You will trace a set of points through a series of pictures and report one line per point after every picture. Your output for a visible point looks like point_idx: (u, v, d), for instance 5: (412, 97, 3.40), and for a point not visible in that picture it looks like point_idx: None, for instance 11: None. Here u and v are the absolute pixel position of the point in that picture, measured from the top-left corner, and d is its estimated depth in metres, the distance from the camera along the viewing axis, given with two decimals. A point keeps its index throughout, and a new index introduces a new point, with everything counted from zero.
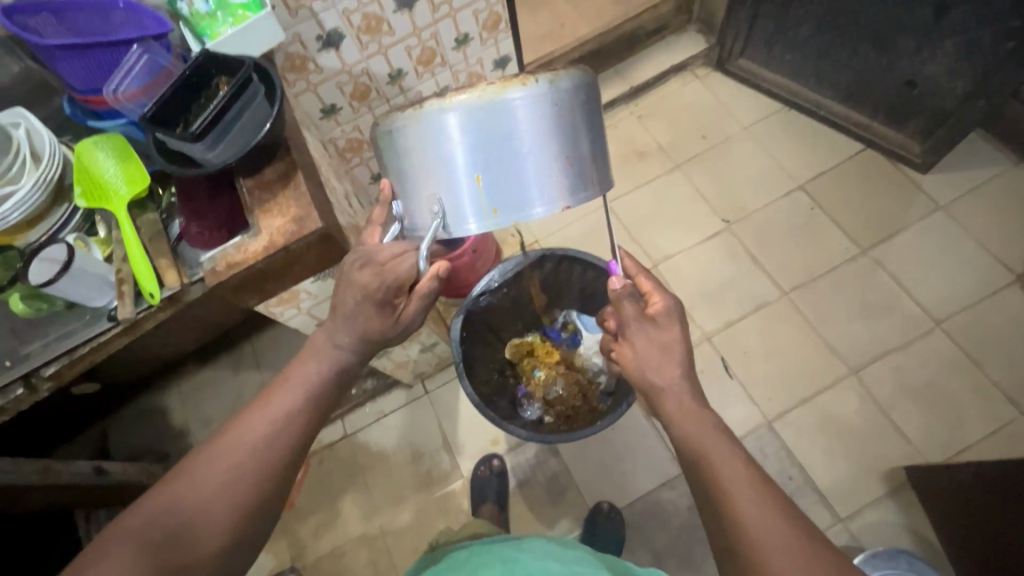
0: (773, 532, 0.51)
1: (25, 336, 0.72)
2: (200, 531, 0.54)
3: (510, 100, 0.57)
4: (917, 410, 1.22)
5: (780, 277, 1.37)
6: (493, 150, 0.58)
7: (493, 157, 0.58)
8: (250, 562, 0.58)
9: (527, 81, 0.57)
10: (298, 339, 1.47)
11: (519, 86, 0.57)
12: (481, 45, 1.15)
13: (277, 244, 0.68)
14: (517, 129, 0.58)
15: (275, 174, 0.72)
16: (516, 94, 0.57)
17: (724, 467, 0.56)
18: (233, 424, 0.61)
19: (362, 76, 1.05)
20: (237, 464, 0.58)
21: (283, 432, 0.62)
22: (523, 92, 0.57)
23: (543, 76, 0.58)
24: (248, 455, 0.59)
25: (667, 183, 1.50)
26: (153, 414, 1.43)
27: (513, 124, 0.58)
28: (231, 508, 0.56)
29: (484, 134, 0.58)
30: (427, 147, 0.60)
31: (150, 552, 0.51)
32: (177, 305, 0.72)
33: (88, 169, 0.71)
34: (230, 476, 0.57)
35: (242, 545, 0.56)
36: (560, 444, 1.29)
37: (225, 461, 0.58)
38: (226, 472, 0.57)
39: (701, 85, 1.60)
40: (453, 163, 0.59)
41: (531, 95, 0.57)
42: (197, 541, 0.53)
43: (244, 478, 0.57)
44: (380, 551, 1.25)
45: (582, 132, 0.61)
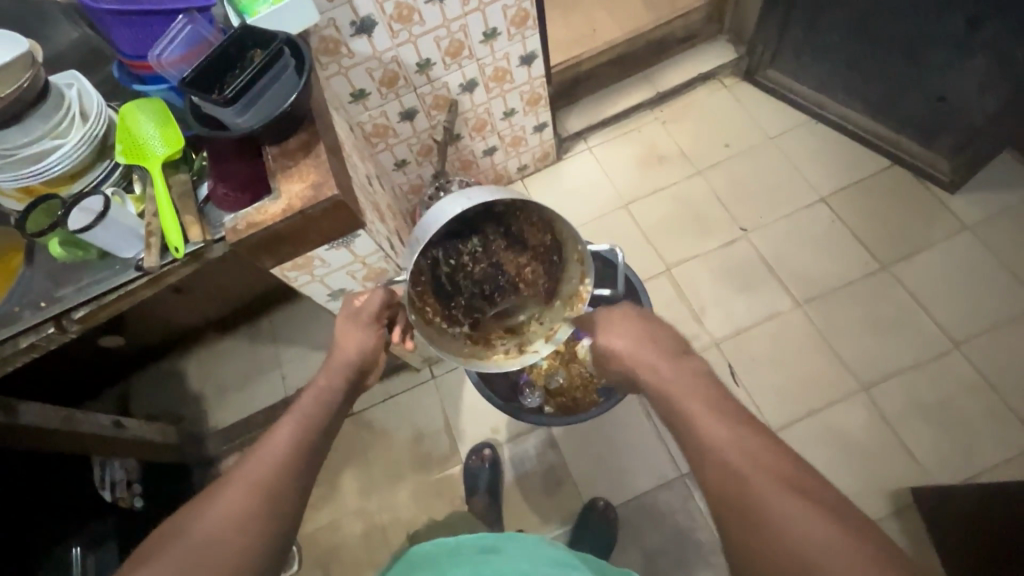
0: (766, 486, 0.54)
1: (57, 280, 0.77)
2: (225, 496, 0.59)
3: (443, 200, 0.80)
4: (929, 431, 1.18)
5: (794, 288, 1.35)
6: (428, 224, 0.79)
7: (427, 226, 0.79)
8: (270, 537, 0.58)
9: (446, 196, 0.80)
10: (315, 316, 1.52)
11: (443, 197, 0.81)
12: (508, 41, 1.18)
13: (295, 208, 0.72)
14: (444, 207, 0.79)
15: (298, 143, 0.76)
16: (443, 199, 0.80)
17: (695, 404, 0.64)
18: (269, 431, 0.68)
19: (391, 64, 1.10)
20: (202, 525, 0.57)
21: (258, 495, 0.60)
22: (449, 197, 0.80)
23: (457, 196, 0.80)
24: (235, 499, 0.59)
25: (686, 188, 1.51)
26: (172, 378, 1.50)
27: (439, 209, 0.79)
28: (248, 491, 0.60)
29: (430, 214, 0.80)
30: (412, 242, 0.81)
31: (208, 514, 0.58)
32: (199, 261, 0.77)
33: (130, 130, 0.76)
34: (194, 556, 0.54)
35: (258, 507, 0.59)
36: (560, 437, 1.30)
37: (225, 500, 0.59)
38: (190, 552, 0.55)
39: (728, 94, 1.61)
40: (415, 238, 0.80)
41: (458, 194, 0.80)
42: (214, 518, 0.57)
43: (208, 559, 0.54)
44: (375, 527, 1.28)
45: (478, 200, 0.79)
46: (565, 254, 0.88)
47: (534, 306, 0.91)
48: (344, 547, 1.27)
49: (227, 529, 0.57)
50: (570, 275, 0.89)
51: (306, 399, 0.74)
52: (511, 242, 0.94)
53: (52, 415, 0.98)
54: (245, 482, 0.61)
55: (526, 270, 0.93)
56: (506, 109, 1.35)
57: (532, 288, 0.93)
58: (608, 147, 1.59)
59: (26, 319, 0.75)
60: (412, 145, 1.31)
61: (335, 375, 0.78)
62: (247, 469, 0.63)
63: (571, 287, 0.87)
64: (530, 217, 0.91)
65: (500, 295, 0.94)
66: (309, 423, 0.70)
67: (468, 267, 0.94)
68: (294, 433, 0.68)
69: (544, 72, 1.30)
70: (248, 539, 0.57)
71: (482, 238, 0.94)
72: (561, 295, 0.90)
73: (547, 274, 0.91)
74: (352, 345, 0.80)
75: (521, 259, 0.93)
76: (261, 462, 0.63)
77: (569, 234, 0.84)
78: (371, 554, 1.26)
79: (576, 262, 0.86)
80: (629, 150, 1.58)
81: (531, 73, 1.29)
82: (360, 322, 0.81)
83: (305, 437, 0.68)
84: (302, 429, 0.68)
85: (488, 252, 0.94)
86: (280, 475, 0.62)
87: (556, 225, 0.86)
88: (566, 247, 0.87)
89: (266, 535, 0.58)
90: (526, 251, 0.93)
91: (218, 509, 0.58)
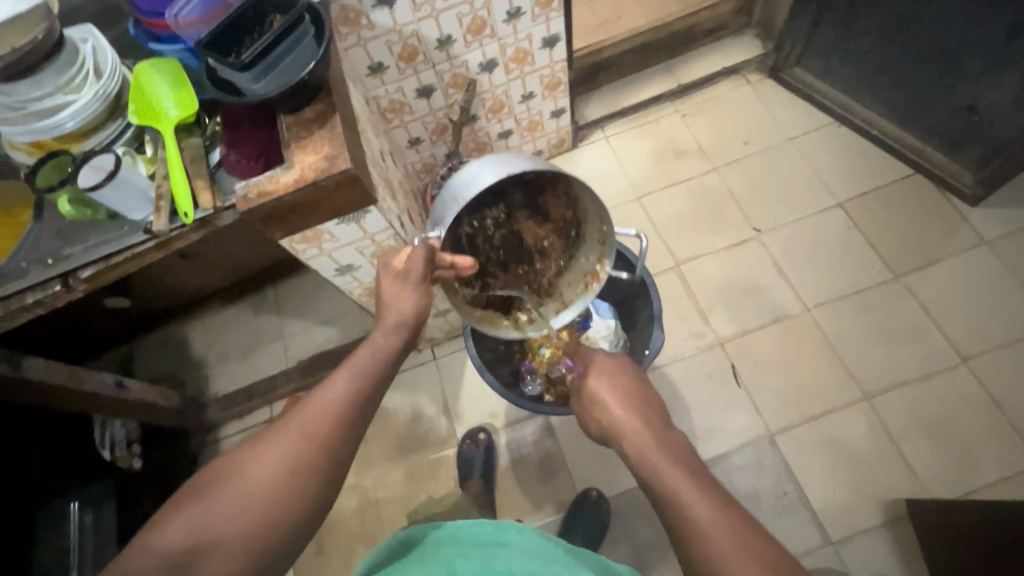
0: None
1: (66, 237, 0.77)
2: (286, 440, 0.60)
3: (473, 162, 0.83)
4: (928, 444, 1.18)
5: (804, 292, 1.34)
6: (457, 183, 0.82)
7: (457, 185, 0.82)
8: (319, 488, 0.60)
9: (476, 158, 0.83)
10: (320, 291, 1.52)
11: (472, 159, 0.83)
12: (531, 22, 1.16)
13: (307, 178, 0.71)
14: (473, 169, 0.81)
15: (314, 113, 0.75)
16: (473, 161, 0.83)
17: (682, 480, 0.57)
18: (330, 378, 0.68)
19: (412, 38, 1.08)
20: (255, 469, 0.58)
21: (311, 448, 0.61)
22: (478, 159, 0.82)
23: (487, 158, 0.82)
24: (293, 444, 0.60)
25: (701, 184, 1.48)
26: (176, 343, 1.50)
27: (468, 171, 0.82)
28: (306, 439, 0.61)
29: (460, 174, 0.83)
30: (442, 199, 0.86)
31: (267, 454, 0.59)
32: (208, 228, 0.76)
33: (144, 89, 0.75)
34: (247, 497, 0.56)
35: (313, 457, 0.60)
36: (557, 426, 1.31)
37: (284, 445, 0.60)
38: (244, 492, 0.56)
39: (751, 90, 1.57)
40: (445, 195, 0.85)
41: (488, 157, 0.82)
42: (273, 459, 0.59)
43: (263, 497, 0.57)
44: (368, 503, 1.29)
45: (507, 165, 0.80)
46: (584, 233, 0.93)
47: (545, 276, 0.96)
48: (336, 520, 1.28)
49: (280, 476, 0.58)
50: (585, 253, 0.94)
51: (361, 355, 0.72)
52: (534, 213, 0.93)
53: (57, 371, 0.99)
54: (303, 428, 0.62)
55: (543, 244, 0.94)
56: (525, 92, 1.33)
57: (546, 259, 0.95)
58: (625, 138, 1.57)
59: (33, 275, 0.75)
60: (428, 123, 1.29)
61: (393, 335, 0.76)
62: (308, 414, 0.63)
63: (588, 265, 0.94)
64: (558, 191, 0.91)
65: (515, 262, 0.94)
66: (366, 376, 0.69)
67: (487, 231, 0.92)
68: (348, 391, 0.67)
69: (566, 56, 1.28)
70: (301, 489, 0.59)
71: (507, 205, 0.92)
72: (575, 271, 0.95)
73: (564, 248, 0.95)
74: (411, 307, 0.77)
75: (540, 231, 0.94)
76: (317, 412, 0.64)
77: (597, 215, 0.89)
78: (362, 529, 1.27)
79: (598, 243, 0.92)
80: (646, 142, 1.55)
81: (553, 57, 1.26)
82: (409, 282, 0.77)
83: (356, 397, 0.67)
84: (356, 387, 0.68)
85: (508, 217, 0.93)
86: (332, 431, 0.63)
87: (585, 206, 0.90)
88: (588, 228, 0.92)
89: (317, 484, 0.60)
90: (547, 223, 0.93)
91: (272, 455, 0.59)
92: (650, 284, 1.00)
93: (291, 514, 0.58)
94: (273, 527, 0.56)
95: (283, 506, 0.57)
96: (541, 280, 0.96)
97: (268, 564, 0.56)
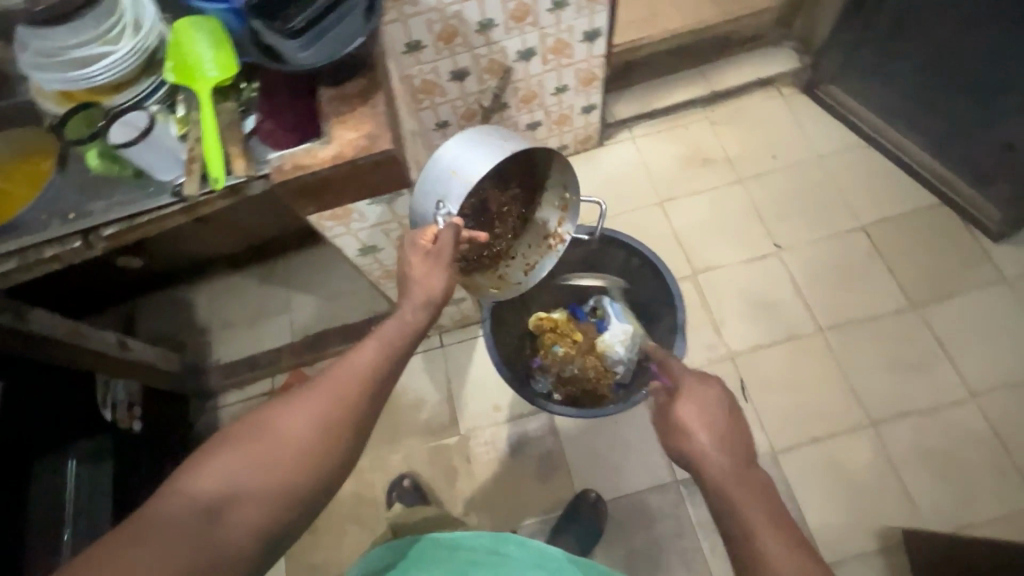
0: None
1: (88, 192, 0.75)
2: (311, 402, 0.59)
3: (450, 140, 0.75)
4: (929, 476, 1.18)
5: (819, 313, 1.33)
6: (452, 164, 0.74)
7: (452, 165, 0.74)
8: (344, 452, 0.59)
9: (451, 137, 0.76)
10: (330, 267, 1.50)
11: (448, 139, 0.75)
12: (575, 14, 1.13)
13: (346, 156, 0.69)
14: (461, 147, 0.75)
15: (355, 89, 0.73)
16: (450, 140, 0.75)
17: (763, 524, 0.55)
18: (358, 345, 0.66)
19: (453, 19, 1.05)
20: (284, 428, 0.57)
21: (341, 409, 0.60)
22: (458, 137, 0.75)
23: (465, 131, 0.76)
24: (318, 407, 0.59)
25: (725, 194, 1.47)
26: (180, 306, 1.48)
27: (456, 149, 0.74)
28: (331, 402, 0.60)
29: (442, 155, 0.75)
30: (427, 188, 0.76)
31: (292, 415, 0.58)
32: (237, 196, 0.74)
33: (182, 46, 0.71)
34: (273, 455, 0.55)
35: (337, 420, 0.59)
36: (560, 424, 1.30)
37: (309, 405, 0.59)
38: (271, 449, 0.55)
39: (784, 104, 1.55)
40: (435, 182, 0.75)
41: (465, 133, 0.76)
42: (299, 421, 0.58)
43: (289, 456, 0.56)
44: (365, 483, 1.29)
45: (494, 134, 0.77)
46: (540, 194, 0.94)
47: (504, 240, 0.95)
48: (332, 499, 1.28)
49: (308, 438, 0.57)
50: (542, 216, 0.94)
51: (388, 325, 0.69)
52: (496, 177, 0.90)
53: (59, 326, 0.98)
54: (329, 392, 0.60)
55: (505, 209, 0.93)
56: (559, 85, 1.30)
57: (505, 224, 0.94)
58: (652, 140, 1.55)
59: (53, 229, 0.73)
60: (457, 107, 1.26)
61: (422, 309, 0.71)
62: (335, 378, 0.62)
63: (547, 228, 0.94)
64: (519, 158, 0.90)
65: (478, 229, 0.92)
66: (394, 346, 0.67)
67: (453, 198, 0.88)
68: (375, 358, 0.65)
69: (606, 52, 1.25)
70: (326, 450, 0.58)
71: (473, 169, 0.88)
72: (533, 233, 0.96)
73: (522, 211, 0.95)
74: (440, 286, 0.71)
75: (503, 196, 0.92)
76: (344, 377, 0.62)
77: (557, 177, 0.90)
78: (357, 509, 1.27)
79: (557, 204, 0.92)
80: (673, 146, 1.53)
81: (591, 51, 1.24)
82: (438, 258, 0.71)
83: (388, 365, 0.65)
84: (384, 354, 0.65)
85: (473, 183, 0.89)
86: (363, 395, 0.62)
87: (546, 169, 0.90)
88: (545, 189, 0.93)
89: (341, 448, 0.59)
90: (508, 188, 0.92)
91: (303, 414, 0.58)
92: (671, 283, 0.98)
93: (315, 475, 0.56)
94: (300, 484, 0.55)
95: (311, 464, 0.56)
96: (500, 245, 0.95)
97: (291, 524, 0.55)
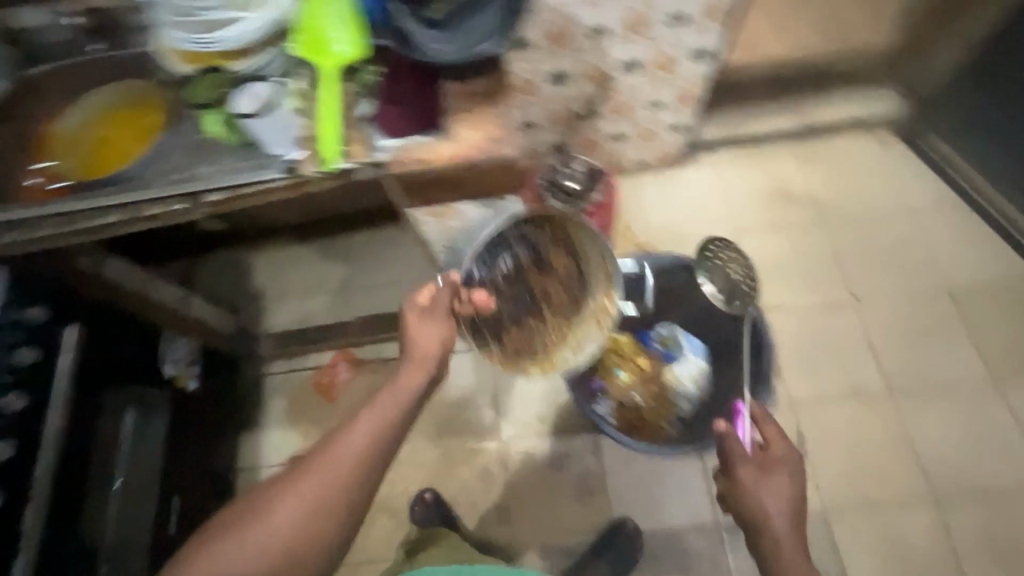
0: None
1: (198, 155, 0.74)
2: (300, 488, 0.62)
3: None
4: (990, 562, 1.12)
5: (891, 374, 1.27)
6: None
7: None
8: (337, 534, 0.62)
9: None
10: (390, 251, 1.48)
11: None
12: (690, 31, 1.09)
13: (466, 156, 0.71)
14: None
15: (480, 87, 0.74)
16: None
17: None
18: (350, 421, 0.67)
19: (566, 21, 1.01)
20: (276, 518, 0.60)
21: (327, 491, 0.62)
22: None
23: None
24: (309, 494, 0.61)
25: (805, 235, 1.41)
26: (238, 268, 1.49)
27: None
28: (321, 486, 0.62)
29: None
30: None
31: (281, 503, 0.61)
32: (340, 180, 0.71)
33: (316, 16, 0.68)
34: (265, 544, 0.59)
35: (327, 504, 0.61)
36: (604, 446, 1.27)
37: (299, 491, 0.62)
38: (264, 537, 0.60)
39: (879, 148, 1.48)
40: None
41: None
42: (289, 507, 0.61)
43: (280, 542, 0.60)
44: (399, 474, 1.28)
45: None
46: (588, 273, 0.94)
47: (554, 321, 0.96)
48: None
49: (298, 527, 0.60)
50: (592, 293, 0.94)
51: (385, 395, 0.70)
52: (538, 263, 0.95)
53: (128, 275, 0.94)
54: (318, 476, 0.62)
55: (552, 294, 0.96)
56: (654, 100, 1.26)
57: (554, 306, 0.96)
58: (734, 167, 1.49)
59: (157, 189, 0.72)
60: None
61: (418, 369, 0.74)
62: (326, 461, 0.64)
63: (595, 303, 0.94)
64: (557, 240, 0.93)
65: (527, 315, 0.96)
66: (385, 421, 0.68)
67: (500, 286, 0.95)
68: (366, 437, 0.66)
69: (710, 73, 1.20)
70: (316, 535, 0.61)
71: (513, 258, 0.94)
72: (583, 312, 0.95)
73: (571, 293, 0.96)
74: (437, 342, 0.76)
75: (547, 280, 0.96)
76: (334, 458, 0.64)
77: (596, 252, 0.90)
78: (388, 499, 1.26)
79: (602, 280, 0.92)
80: (755, 176, 1.48)
81: (696, 70, 1.19)
82: (433, 315, 0.78)
83: (377, 442, 0.66)
84: (374, 431, 0.66)
85: (517, 272, 0.95)
86: (352, 474, 0.63)
87: (583, 246, 0.92)
88: (590, 267, 0.93)
89: (332, 530, 0.61)
90: (552, 272, 0.95)
91: (293, 502, 0.61)
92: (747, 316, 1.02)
93: (308, 559, 0.60)
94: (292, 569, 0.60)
95: (305, 549, 0.60)
96: (550, 326, 0.96)
97: None
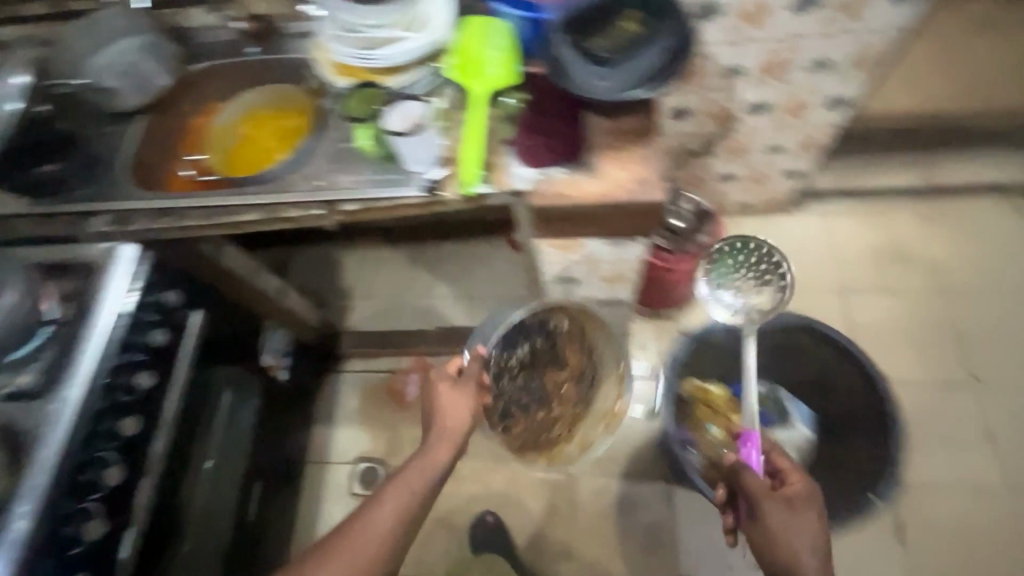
0: None
1: (338, 162, 0.76)
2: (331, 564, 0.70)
3: None
4: None
5: (1010, 468, 1.15)
6: None
7: None
8: None
9: None
10: (476, 265, 1.49)
11: None
12: (831, 78, 1.03)
13: (613, 196, 0.68)
14: None
15: (631, 125, 0.71)
16: None
17: None
18: (376, 498, 0.75)
19: (702, 58, 0.98)
20: None
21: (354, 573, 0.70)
22: None
23: None
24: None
25: (921, 302, 1.30)
26: (329, 264, 1.53)
27: None
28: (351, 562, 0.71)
29: None
30: None
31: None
32: (473, 205, 0.72)
33: (471, 44, 0.71)
34: None
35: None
36: (677, 498, 1.21)
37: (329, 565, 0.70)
38: None
39: (1015, 217, 1.35)
40: None
41: None
42: None
43: None
44: (463, 491, 1.26)
45: None
46: (600, 372, 1.02)
47: (564, 416, 1.02)
48: None
49: None
50: (604, 394, 1.01)
51: (413, 470, 0.77)
52: (553, 358, 1.02)
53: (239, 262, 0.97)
54: (347, 555, 0.71)
55: (564, 385, 1.03)
56: (775, 144, 1.20)
57: (566, 402, 1.03)
58: (847, 219, 1.39)
59: (300, 192, 0.75)
60: None
61: (448, 446, 0.80)
62: (353, 544, 0.72)
63: (607, 403, 1.00)
64: (572, 336, 1.01)
65: (537, 408, 1.02)
66: (407, 500, 0.75)
67: (514, 370, 1.00)
68: (392, 513, 0.74)
69: (842, 122, 1.13)
70: None
71: (529, 346, 1.00)
72: (591, 410, 1.02)
73: (584, 388, 1.03)
74: (464, 419, 0.81)
75: (559, 374, 1.03)
76: (362, 540, 0.72)
77: (610, 354, 0.99)
78: (449, 515, 1.25)
79: (613, 378, 1.00)
80: (869, 231, 1.38)
81: (827, 118, 1.13)
82: (463, 388, 0.83)
83: (404, 515, 0.74)
84: (398, 509, 0.74)
85: (531, 361, 1.02)
86: (376, 557, 0.71)
87: (598, 345, 0.99)
88: (602, 362, 1.01)
89: None
90: (565, 368, 1.03)
91: None
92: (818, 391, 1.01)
93: None
94: None
95: None
96: (559, 420, 1.02)
97: None
